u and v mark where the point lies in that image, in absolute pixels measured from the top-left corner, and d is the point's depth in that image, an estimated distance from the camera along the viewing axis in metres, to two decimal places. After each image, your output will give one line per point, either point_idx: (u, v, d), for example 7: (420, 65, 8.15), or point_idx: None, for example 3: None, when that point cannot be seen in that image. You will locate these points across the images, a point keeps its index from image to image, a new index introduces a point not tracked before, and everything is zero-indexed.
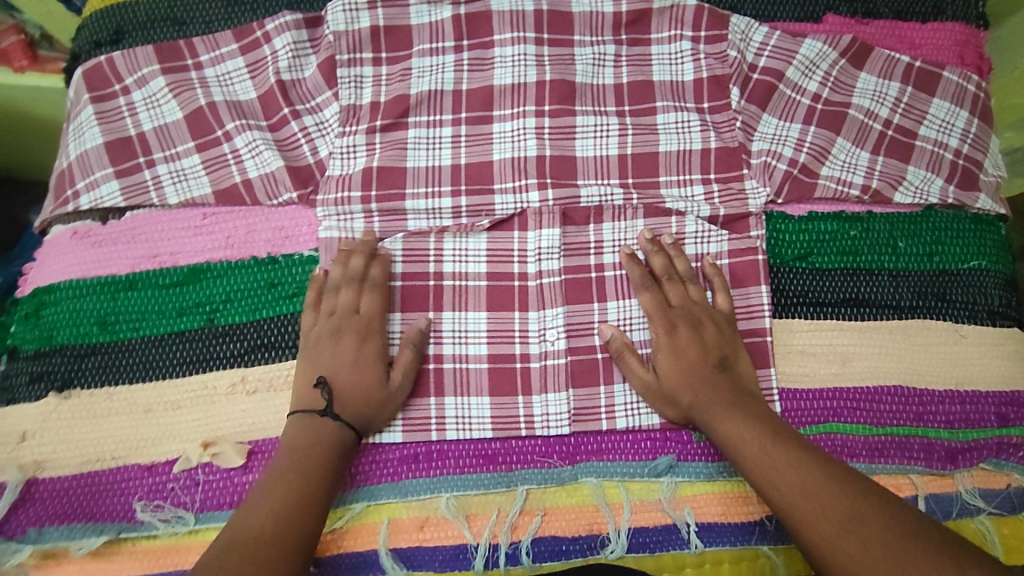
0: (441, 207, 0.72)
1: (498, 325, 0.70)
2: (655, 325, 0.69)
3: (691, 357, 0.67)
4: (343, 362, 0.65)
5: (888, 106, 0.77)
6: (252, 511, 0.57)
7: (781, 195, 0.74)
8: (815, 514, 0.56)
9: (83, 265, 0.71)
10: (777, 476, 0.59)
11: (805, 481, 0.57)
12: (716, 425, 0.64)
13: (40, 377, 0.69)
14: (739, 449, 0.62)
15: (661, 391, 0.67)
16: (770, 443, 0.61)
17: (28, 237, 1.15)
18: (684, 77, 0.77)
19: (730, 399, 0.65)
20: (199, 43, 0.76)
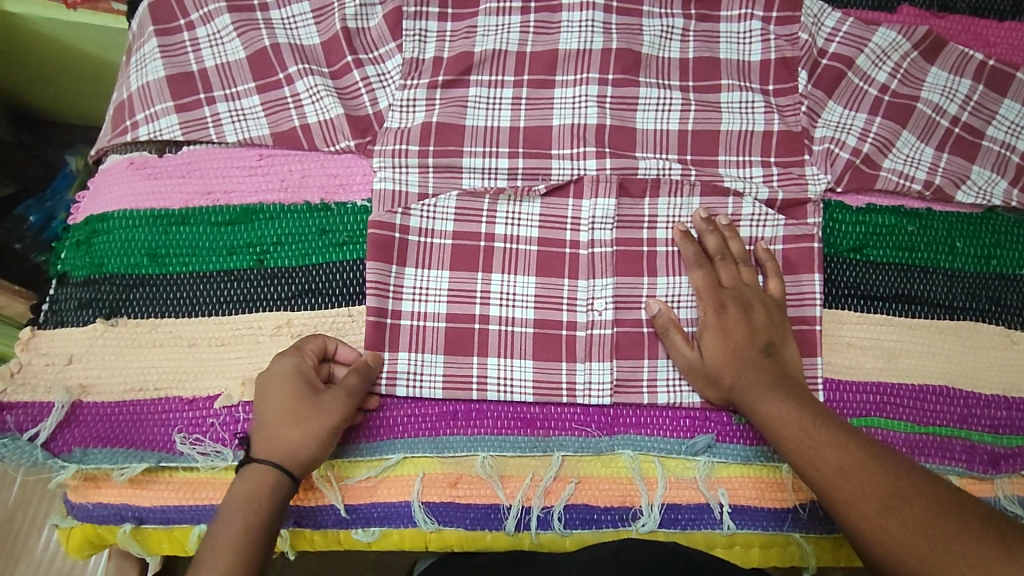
0: (497, 167, 0.72)
1: (545, 290, 0.70)
2: (705, 303, 0.68)
3: (736, 339, 0.66)
4: (265, 391, 0.62)
5: (957, 103, 0.76)
6: (236, 493, 0.58)
7: (841, 183, 0.73)
8: (857, 493, 0.55)
9: (138, 196, 0.72)
10: (818, 456, 0.58)
11: (847, 462, 0.56)
12: (756, 407, 0.63)
13: (89, 304, 0.69)
14: (780, 431, 0.61)
15: (704, 371, 0.66)
16: (813, 424, 0.60)
17: (62, 178, 1.16)
18: (751, 56, 0.76)
19: (773, 383, 0.64)
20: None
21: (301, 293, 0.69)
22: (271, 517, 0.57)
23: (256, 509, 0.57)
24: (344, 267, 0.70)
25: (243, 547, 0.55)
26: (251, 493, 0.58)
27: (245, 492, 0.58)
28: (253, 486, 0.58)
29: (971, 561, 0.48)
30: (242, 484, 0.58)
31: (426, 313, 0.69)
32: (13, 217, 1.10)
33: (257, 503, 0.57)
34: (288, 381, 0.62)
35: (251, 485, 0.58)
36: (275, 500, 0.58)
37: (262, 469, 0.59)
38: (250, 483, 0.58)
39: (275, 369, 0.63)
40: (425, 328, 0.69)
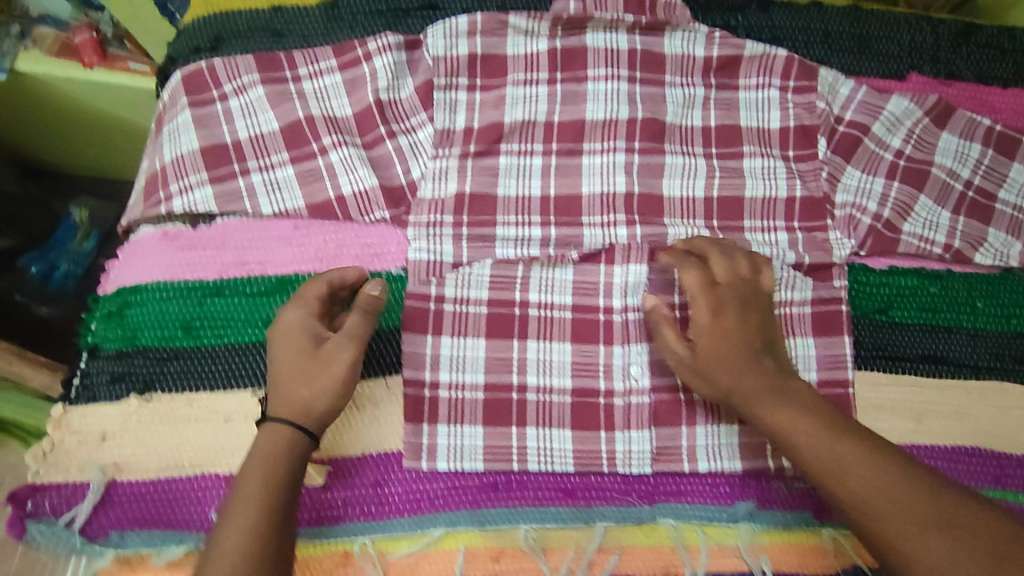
0: (530, 236, 0.73)
1: (582, 358, 0.71)
2: (698, 298, 0.67)
3: (733, 341, 0.64)
4: (276, 353, 0.63)
5: (969, 167, 0.78)
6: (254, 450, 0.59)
7: (864, 247, 0.75)
8: (885, 512, 0.53)
9: (173, 268, 0.72)
10: (842, 473, 0.56)
11: (871, 481, 0.55)
12: (767, 417, 0.61)
13: (122, 378, 0.69)
14: (795, 441, 0.59)
15: (706, 377, 0.65)
16: (833, 435, 0.58)
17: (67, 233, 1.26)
18: (771, 123, 0.78)
19: (779, 388, 0.62)
20: (297, 55, 0.75)
21: None
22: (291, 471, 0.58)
23: (274, 460, 0.58)
24: (381, 337, 0.71)
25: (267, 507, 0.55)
26: (274, 447, 0.59)
27: (262, 450, 0.58)
28: (270, 443, 0.59)
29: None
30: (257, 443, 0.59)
31: (464, 383, 0.70)
32: (15, 269, 1.18)
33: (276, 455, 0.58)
34: (299, 334, 0.63)
35: (273, 441, 0.59)
36: (293, 453, 0.59)
37: (277, 428, 0.59)
38: (269, 439, 0.59)
39: (286, 325, 0.63)
40: (464, 399, 0.69)
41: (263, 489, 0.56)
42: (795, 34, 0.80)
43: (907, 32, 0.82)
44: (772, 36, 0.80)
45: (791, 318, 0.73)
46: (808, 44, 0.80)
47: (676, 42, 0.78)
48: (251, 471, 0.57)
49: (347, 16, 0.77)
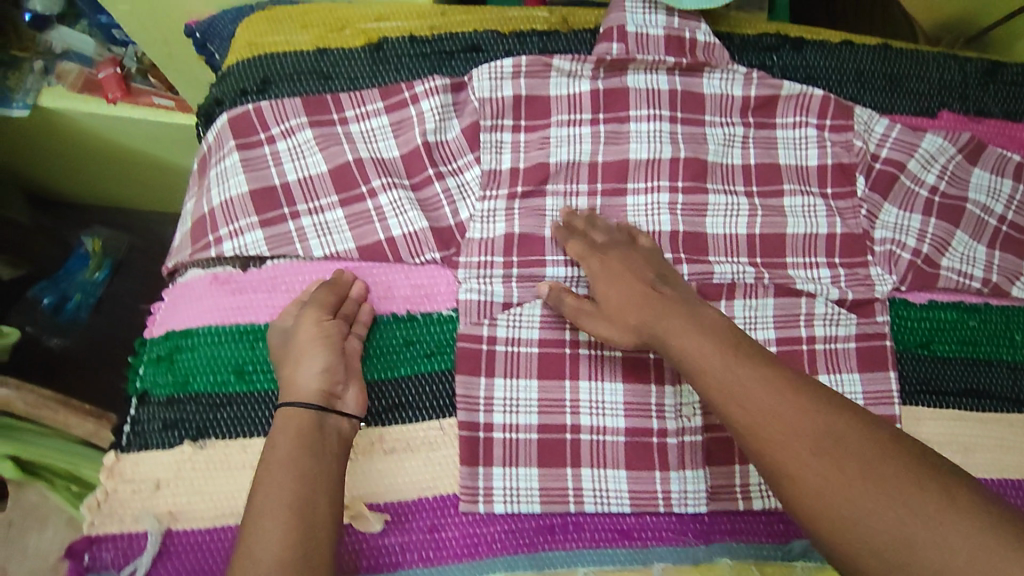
0: (580, 276, 0.74)
1: (634, 399, 0.72)
2: (606, 260, 0.69)
3: (636, 289, 0.66)
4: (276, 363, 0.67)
5: (1002, 202, 0.80)
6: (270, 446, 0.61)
7: (905, 282, 0.77)
8: (781, 434, 0.52)
9: (223, 311, 0.71)
10: (742, 396, 0.55)
11: (776, 406, 0.53)
12: (677, 346, 0.60)
13: (174, 425, 0.68)
14: (699, 367, 0.58)
15: (611, 322, 0.67)
16: (740, 362, 0.57)
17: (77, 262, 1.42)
18: (809, 161, 0.79)
19: (688, 322, 0.62)
20: (345, 99, 0.76)
21: (392, 408, 0.70)
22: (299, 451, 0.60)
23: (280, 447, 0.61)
24: (433, 379, 0.71)
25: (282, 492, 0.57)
26: (285, 437, 0.61)
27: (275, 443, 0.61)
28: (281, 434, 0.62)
29: (909, 506, 0.46)
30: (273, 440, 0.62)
31: (518, 425, 0.70)
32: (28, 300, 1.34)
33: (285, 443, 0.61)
34: (280, 335, 0.68)
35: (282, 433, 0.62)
36: (300, 436, 0.61)
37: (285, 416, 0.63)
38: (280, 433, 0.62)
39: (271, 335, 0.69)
40: (518, 440, 0.70)
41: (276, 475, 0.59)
42: (828, 73, 0.82)
43: (937, 71, 0.84)
44: (807, 75, 0.82)
45: (837, 354, 0.75)
46: (842, 82, 0.82)
47: (715, 82, 0.79)
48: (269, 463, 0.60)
49: (391, 59, 0.78)
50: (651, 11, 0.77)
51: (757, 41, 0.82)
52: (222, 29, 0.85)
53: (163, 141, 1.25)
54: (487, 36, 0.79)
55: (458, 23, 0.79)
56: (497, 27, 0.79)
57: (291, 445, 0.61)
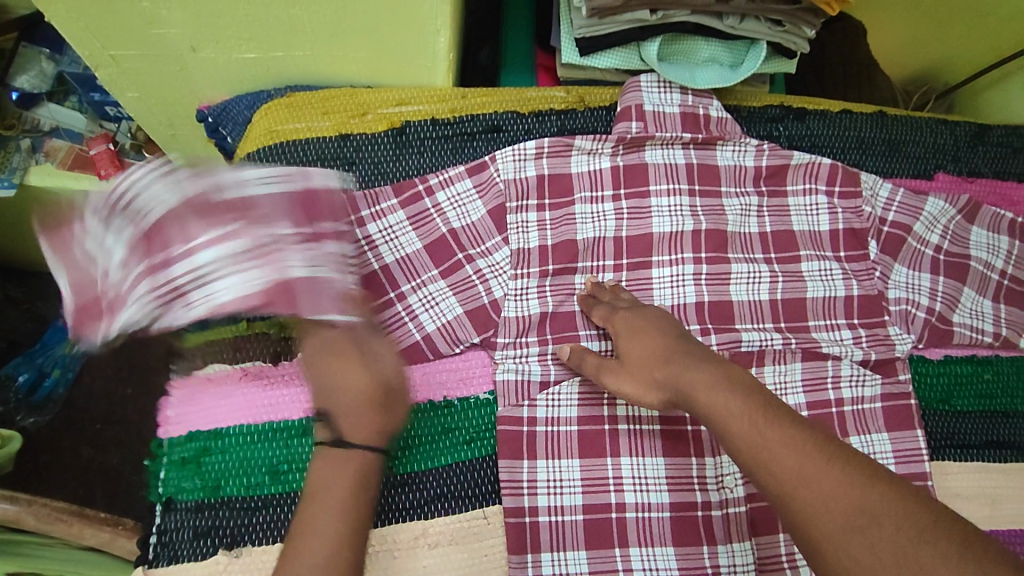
0: None
1: (676, 473, 0.71)
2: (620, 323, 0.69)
3: (658, 341, 0.65)
4: (335, 370, 0.64)
5: (1001, 257, 0.85)
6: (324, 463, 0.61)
7: (922, 339, 0.79)
8: (807, 503, 0.50)
9: (255, 410, 0.69)
10: (764, 460, 0.53)
11: (801, 474, 0.51)
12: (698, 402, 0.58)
13: (206, 533, 0.65)
14: (720, 424, 0.56)
15: (631, 376, 0.65)
16: (762, 423, 0.54)
17: (54, 335, 1.37)
18: (821, 226, 0.83)
19: (704, 373, 0.59)
20: (360, 199, 0.78)
21: (435, 498, 0.68)
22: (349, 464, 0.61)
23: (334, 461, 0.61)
24: (475, 465, 0.70)
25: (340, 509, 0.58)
26: (334, 451, 0.61)
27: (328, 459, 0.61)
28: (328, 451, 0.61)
29: None
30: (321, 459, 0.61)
31: (563, 507, 0.68)
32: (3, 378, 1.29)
33: (342, 462, 0.61)
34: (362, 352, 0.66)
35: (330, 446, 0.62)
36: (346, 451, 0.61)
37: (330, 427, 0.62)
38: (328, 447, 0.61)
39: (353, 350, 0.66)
40: (564, 523, 0.68)
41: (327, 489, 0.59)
42: (830, 142, 0.88)
43: (929, 134, 0.90)
44: (812, 143, 0.87)
45: (865, 414, 0.76)
46: (844, 149, 0.88)
47: (727, 154, 0.83)
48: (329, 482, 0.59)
49: (415, 141, 0.81)
50: (666, 91, 0.82)
51: (762, 113, 0.87)
52: (237, 114, 0.86)
53: None
54: (508, 117, 0.83)
55: (478, 105, 0.83)
56: (517, 108, 0.84)
57: (345, 460, 0.61)
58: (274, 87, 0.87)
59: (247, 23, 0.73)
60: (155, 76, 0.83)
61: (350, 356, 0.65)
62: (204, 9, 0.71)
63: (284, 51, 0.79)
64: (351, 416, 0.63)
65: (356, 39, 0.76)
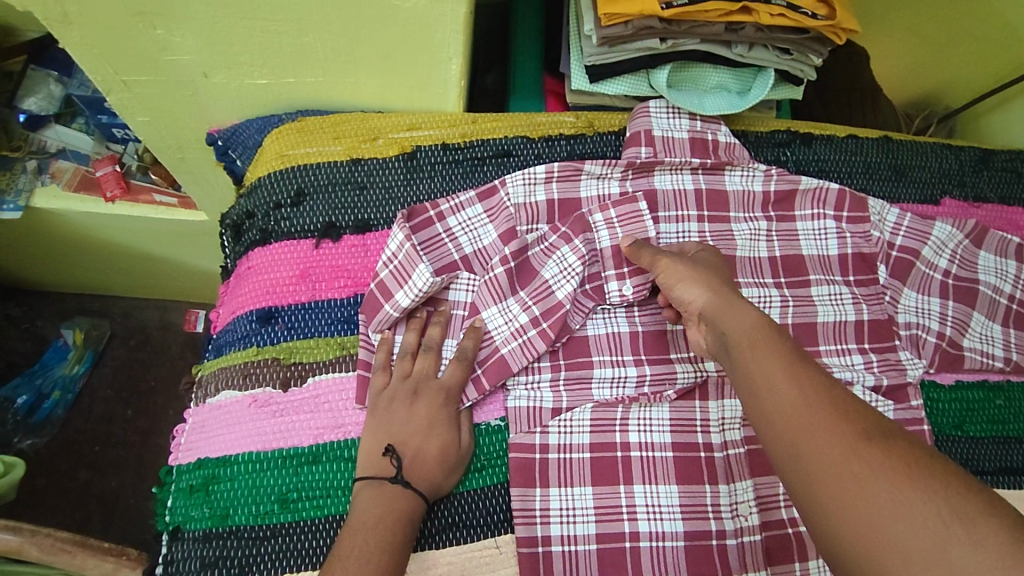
0: (626, 375, 0.74)
1: (690, 500, 0.70)
2: (668, 271, 0.67)
3: (705, 278, 0.64)
4: (411, 411, 0.66)
5: (1010, 282, 0.85)
6: (371, 499, 0.62)
7: (934, 364, 0.79)
8: (794, 423, 0.48)
9: (263, 437, 0.68)
10: (772, 388, 0.50)
11: (785, 396, 0.49)
12: (724, 327, 0.58)
13: (213, 563, 0.64)
14: (738, 348, 0.55)
15: (699, 282, 0.64)
16: (771, 352, 0.53)
17: (53, 355, 1.35)
18: (830, 250, 0.83)
19: (737, 306, 0.59)
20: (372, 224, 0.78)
21: (446, 527, 0.67)
22: (401, 505, 0.62)
23: (384, 498, 0.62)
24: (487, 493, 0.69)
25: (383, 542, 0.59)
26: (383, 489, 0.63)
27: (379, 495, 0.62)
28: (378, 487, 0.63)
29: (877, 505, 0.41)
30: (370, 494, 0.62)
31: (576, 536, 0.67)
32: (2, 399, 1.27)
33: (394, 501, 0.62)
34: (443, 397, 0.68)
35: (382, 483, 0.63)
36: (397, 492, 0.62)
37: (385, 465, 0.64)
38: (382, 483, 0.63)
39: (427, 393, 0.68)
40: (577, 553, 0.67)
41: (374, 523, 0.60)
42: (838, 166, 0.88)
43: (935, 159, 0.90)
44: (820, 169, 0.88)
45: None
46: (851, 174, 0.88)
47: (736, 179, 0.84)
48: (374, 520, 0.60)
49: (426, 166, 0.81)
50: (674, 116, 0.82)
51: (770, 137, 0.88)
52: (248, 138, 0.87)
53: (163, 236, 1.24)
54: (517, 142, 0.84)
55: (488, 130, 0.84)
56: (527, 133, 0.84)
57: (394, 499, 0.62)
58: (283, 112, 0.87)
59: (260, 50, 0.74)
60: (166, 100, 0.83)
61: (415, 397, 0.67)
62: (217, 36, 0.71)
63: (295, 77, 0.80)
64: (416, 458, 0.65)
65: (367, 65, 0.77)
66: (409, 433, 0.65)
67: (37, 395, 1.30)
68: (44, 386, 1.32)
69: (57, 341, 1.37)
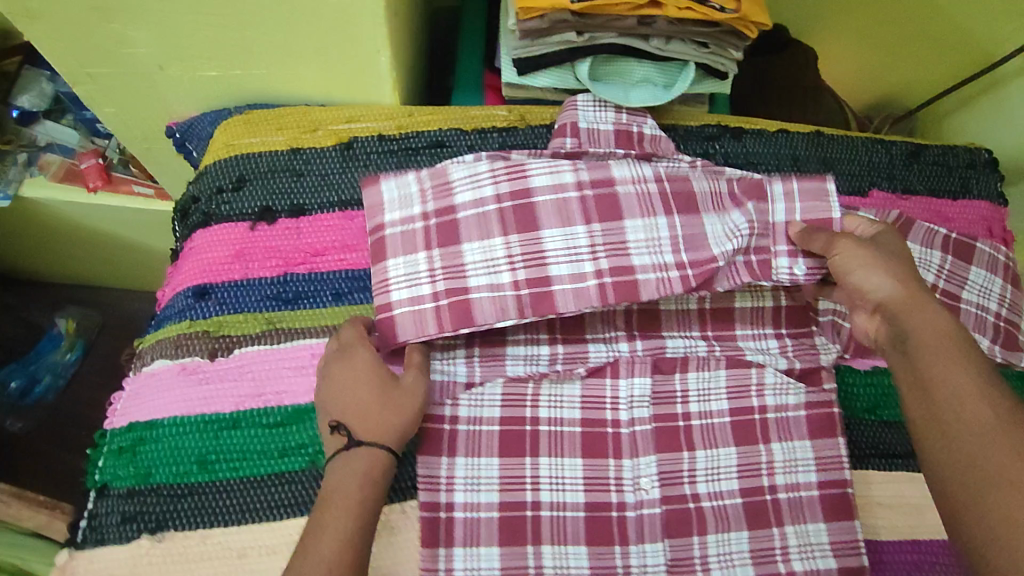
0: (539, 353, 0.77)
1: (593, 473, 0.73)
2: (847, 254, 0.68)
3: (886, 265, 0.67)
4: (347, 387, 0.67)
5: (933, 271, 0.84)
6: (342, 471, 0.63)
7: (848, 349, 0.79)
8: (948, 418, 0.56)
9: (188, 402, 0.72)
10: (942, 383, 0.58)
11: (951, 398, 0.57)
12: (913, 325, 0.62)
13: (132, 518, 0.68)
14: (921, 349, 0.61)
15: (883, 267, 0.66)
16: (942, 358, 0.59)
17: (47, 342, 1.42)
18: (776, 218, 0.78)
19: (927, 307, 0.63)
20: (307, 210, 0.81)
21: None
22: (371, 467, 0.63)
23: (356, 470, 0.63)
24: None
25: (359, 504, 0.61)
26: (361, 465, 0.63)
27: (356, 467, 0.63)
28: (348, 463, 0.64)
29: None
30: (342, 470, 0.63)
31: (480, 504, 0.70)
32: None
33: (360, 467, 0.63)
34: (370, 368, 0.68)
35: (355, 459, 0.64)
36: (362, 458, 0.63)
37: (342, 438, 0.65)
38: (353, 460, 0.64)
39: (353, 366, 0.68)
40: (479, 519, 0.70)
41: (353, 492, 0.62)
42: (766, 159, 0.90)
43: (865, 153, 0.92)
44: (747, 161, 0.90)
45: (788, 422, 0.77)
46: (779, 167, 0.90)
47: (661, 169, 0.84)
48: (349, 489, 0.62)
49: (362, 156, 0.85)
50: (601, 109, 0.84)
51: (699, 131, 0.91)
52: (201, 130, 0.92)
53: (142, 227, 1.31)
54: (451, 134, 0.87)
55: (424, 123, 0.87)
56: (460, 125, 0.88)
57: (363, 467, 0.63)
58: (235, 104, 0.93)
59: (204, 44, 0.79)
60: (125, 91, 0.89)
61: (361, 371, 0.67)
62: (166, 30, 0.77)
63: (243, 70, 0.85)
64: (364, 422, 0.65)
65: (305, 59, 0.82)
66: (352, 404, 0.66)
67: (28, 380, 1.38)
68: (36, 371, 1.40)
69: (51, 329, 1.44)
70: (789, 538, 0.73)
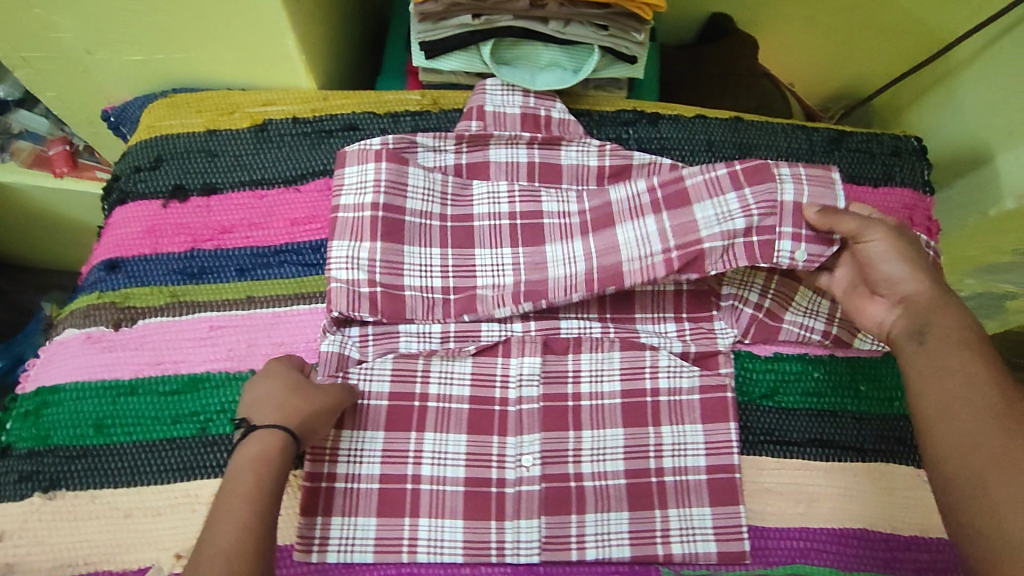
0: (431, 331, 0.78)
1: (476, 449, 0.74)
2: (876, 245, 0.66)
3: (918, 261, 0.65)
4: (260, 385, 0.68)
5: None
6: (241, 457, 0.62)
7: (747, 335, 0.80)
8: (946, 412, 0.55)
9: (90, 369, 0.76)
10: (939, 380, 0.57)
11: (949, 392, 0.56)
12: (931, 319, 0.61)
13: (28, 476, 0.72)
14: (934, 344, 0.60)
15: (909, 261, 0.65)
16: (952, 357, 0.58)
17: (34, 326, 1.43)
18: (784, 197, 0.75)
19: (951, 307, 0.62)
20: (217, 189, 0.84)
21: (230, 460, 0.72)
22: (271, 452, 0.63)
23: (258, 458, 0.62)
24: None
25: (255, 484, 0.60)
26: (259, 452, 0.63)
27: (251, 454, 0.62)
28: (252, 450, 0.63)
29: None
30: (245, 455, 0.63)
31: (359, 475, 0.72)
32: None
33: (258, 452, 0.63)
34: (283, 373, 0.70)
35: (255, 446, 0.63)
36: (261, 445, 0.63)
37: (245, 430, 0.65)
38: (251, 446, 0.63)
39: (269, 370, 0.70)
40: (359, 490, 0.71)
41: (248, 474, 0.61)
42: (680, 145, 0.90)
43: (785, 139, 0.91)
44: (661, 146, 0.90)
45: (681, 405, 0.76)
46: (694, 152, 0.90)
47: (571, 154, 0.86)
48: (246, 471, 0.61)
49: (275, 137, 0.87)
50: (508, 93, 0.86)
51: (615, 117, 0.91)
52: (132, 114, 0.96)
53: None
54: (364, 117, 0.89)
55: (338, 106, 0.89)
56: (374, 109, 0.89)
57: (261, 453, 0.63)
58: (168, 89, 0.96)
59: (122, 29, 0.83)
60: (62, 76, 0.93)
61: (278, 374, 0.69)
62: (84, 16, 0.80)
63: (166, 54, 0.88)
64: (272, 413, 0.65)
65: (220, 44, 0.85)
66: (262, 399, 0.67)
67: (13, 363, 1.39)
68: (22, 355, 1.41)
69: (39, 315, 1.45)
70: (670, 521, 0.73)
